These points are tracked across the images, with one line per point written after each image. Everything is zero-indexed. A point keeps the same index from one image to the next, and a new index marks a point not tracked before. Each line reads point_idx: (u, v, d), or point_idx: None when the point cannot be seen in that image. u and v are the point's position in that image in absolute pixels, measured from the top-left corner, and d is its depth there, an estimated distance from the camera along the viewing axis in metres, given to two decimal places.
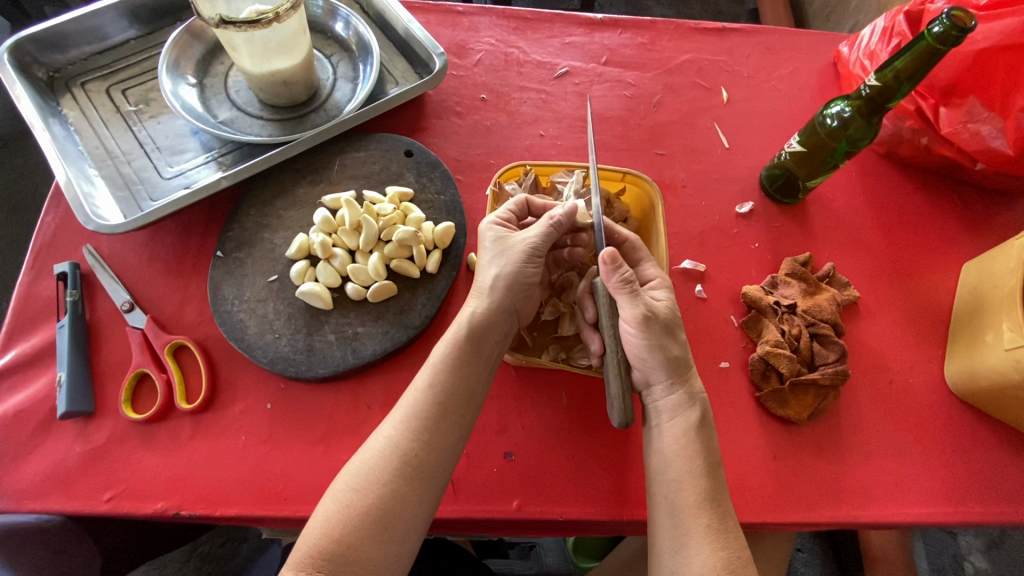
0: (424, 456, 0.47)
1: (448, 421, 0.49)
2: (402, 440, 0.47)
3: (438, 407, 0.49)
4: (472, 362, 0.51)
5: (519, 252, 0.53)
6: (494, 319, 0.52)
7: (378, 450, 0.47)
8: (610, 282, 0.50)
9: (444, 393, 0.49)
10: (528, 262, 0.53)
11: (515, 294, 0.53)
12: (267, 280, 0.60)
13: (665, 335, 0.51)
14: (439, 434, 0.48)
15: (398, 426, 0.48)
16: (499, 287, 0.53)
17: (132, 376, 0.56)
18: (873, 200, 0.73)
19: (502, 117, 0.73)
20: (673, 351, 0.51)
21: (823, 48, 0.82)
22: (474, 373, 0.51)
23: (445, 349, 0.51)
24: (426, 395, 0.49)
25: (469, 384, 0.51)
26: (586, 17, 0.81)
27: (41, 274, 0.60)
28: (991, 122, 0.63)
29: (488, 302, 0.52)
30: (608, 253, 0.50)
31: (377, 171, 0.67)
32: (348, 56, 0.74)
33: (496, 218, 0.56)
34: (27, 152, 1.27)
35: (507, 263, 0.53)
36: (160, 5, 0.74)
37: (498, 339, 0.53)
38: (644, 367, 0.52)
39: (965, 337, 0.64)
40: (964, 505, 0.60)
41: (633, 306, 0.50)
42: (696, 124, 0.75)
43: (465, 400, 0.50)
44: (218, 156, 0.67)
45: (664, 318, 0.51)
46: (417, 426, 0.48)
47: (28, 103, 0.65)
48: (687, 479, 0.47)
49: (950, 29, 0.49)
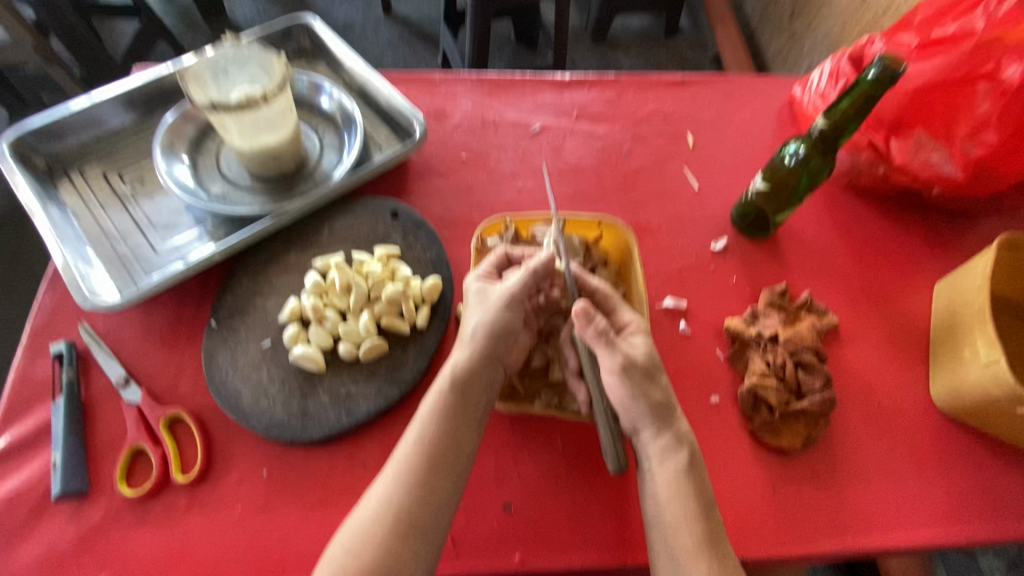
0: (418, 511, 0.47)
1: (441, 473, 0.49)
2: (394, 497, 0.48)
3: (428, 459, 0.49)
4: (461, 411, 0.52)
5: (497, 302, 0.56)
6: (478, 368, 0.54)
7: (372, 509, 0.47)
8: (586, 335, 0.53)
9: (434, 445, 0.50)
10: (507, 310, 0.55)
11: (497, 342, 0.55)
12: (261, 345, 0.61)
13: (644, 381, 0.52)
14: (432, 488, 0.48)
15: (391, 481, 0.49)
16: (483, 337, 0.54)
17: (128, 452, 0.56)
18: (842, 229, 0.76)
19: (482, 175, 0.77)
20: (655, 397, 0.51)
21: (778, 91, 0.87)
22: (464, 423, 0.52)
23: (433, 399, 0.52)
24: (416, 448, 0.50)
25: (458, 435, 0.51)
26: (556, 78, 0.87)
27: (37, 354, 0.61)
28: (939, 149, 0.67)
29: (474, 351, 0.54)
30: (579, 307, 0.52)
31: (365, 234, 0.70)
32: (333, 127, 0.79)
33: (479, 273, 0.59)
34: (23, 234, 1.31)
35: (486, 313, 0.55)
36: (154, 92, 0.79)
37: (484, 387, 0.54)
38: (629, 415, 0.53)
39: (946, 355, 0.65)
40: (967, 525, 0.60)
41: (612, 355, 0.52)
42: (666, 169, 0.80)
43: (456, 451, 0.51)
44: (211, 229, 0.70)
45: (643, 365, 0.52)
46: (409, 480, 0.48)
47: (28, 191, 0.68)
48: (684, 523, 0.47)
49: (882, 75, 0.53)
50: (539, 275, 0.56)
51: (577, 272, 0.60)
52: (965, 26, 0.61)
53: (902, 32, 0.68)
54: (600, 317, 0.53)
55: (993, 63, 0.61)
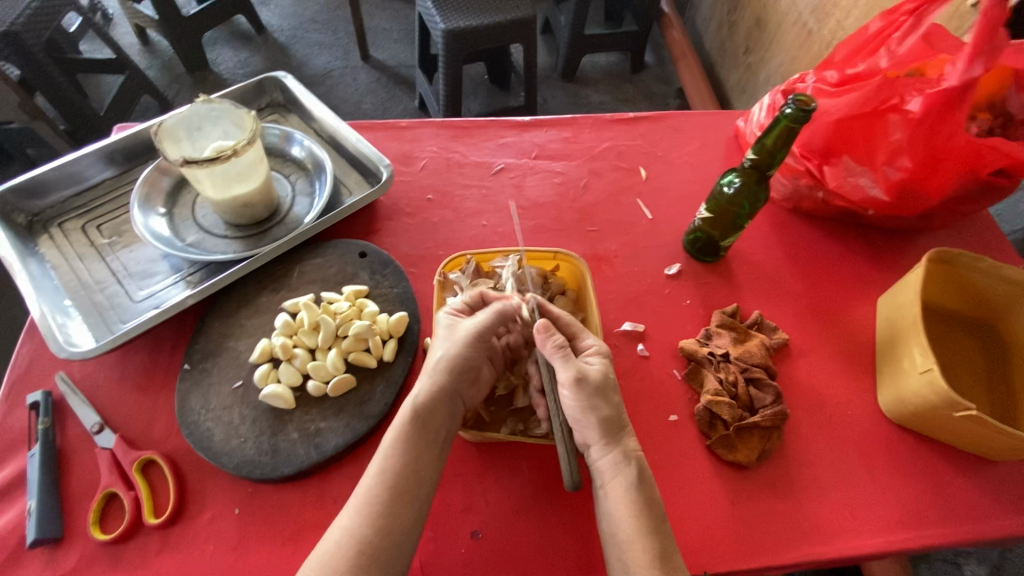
0: (381, 542, 0.49)
1: (402, 505, 0.51)
2: (357, 528, 0.49)
3: (390, 491, 0.51)
4: (421, 442, 0.54)
5: (466, 336, 0.58)
6: (438, 401, 0.56)
7: (336, 541, 0.49)
8: (546, 349, 0.56)
9: (395, 477, 0.52)
10: (472, 346, 0.58)
11: (457, 375, 0.58)
12: (232, 386, 0.64)
13: (597, 396, 0.54)
14: (393, 518, 0.50)
15: (354, 514, 0.50)
16: (444, 369, 0.57)
17: (101, 497, 0.57)
18: (788, 250, 0.81)
19: (447, 213, 0.81)
20: (605, 412, 0.54)
21: (724, 124, 0.94)
22: (424, 454, 0.54)
23: (394, 433, 0.55)
24: (379, 480, 0.52)
25: (418, 466, 0.53)
26: (517, 121, 0.92)
27: (14, 405, 0.63)
28: (865, 175, 0.73)
29: (434, 383, 0.56)
30: (540, 322, 0.57)
31: (334, 274, 0.73)
32: (305, 174, 0.83)
33: (450, 308, 0.62)
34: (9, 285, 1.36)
35: (451, 347, 0.58)
36: (133, 147, 0.83)
37: (444, 419, 0.56)
38: (581, 429, 0.55)
39: (889, 365, 0.69)
40: (920, 530, 0.62)
41: (567, 368, 0.55)
42: (621, 201, 0.84)
43: (417, 482, 0.53)
44: (186, 276, 0.73)
45: (597, 381, 0.55)
46: (372, 512, 0.50)
47: (8, 247, 0.71)
48: (636, 538, 0.49)
49: (798, 111, 0.58)
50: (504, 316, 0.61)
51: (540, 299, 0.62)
52: (871, 66, 0.69)
53: (826, 69, 0.75)
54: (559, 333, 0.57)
55: (898, 97, 0.66)
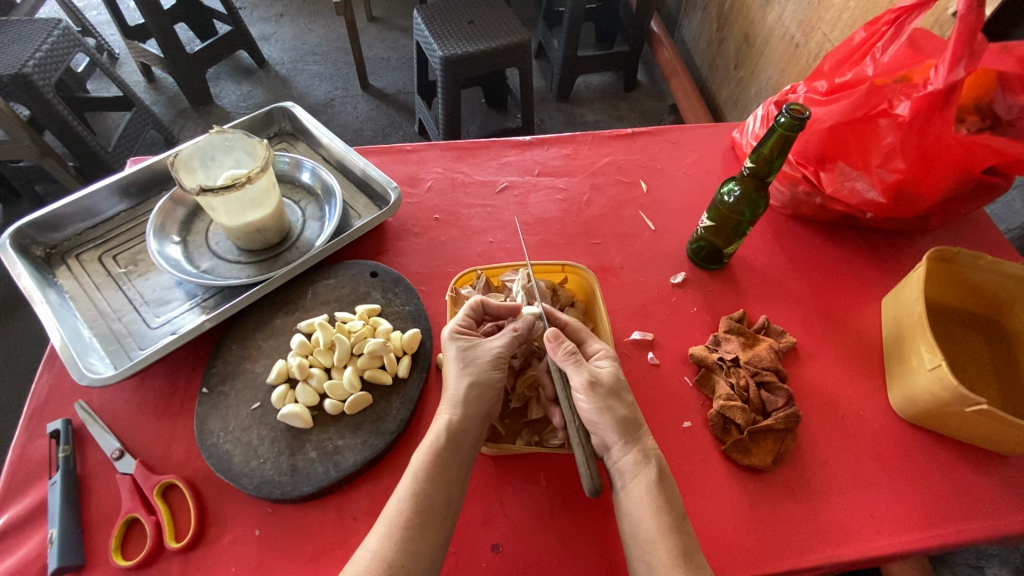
0: (411, 565, 0.49)
1: (431, 526, 0.52)
2: (387, 550, 0.49)
3: (419, 512, 0.52)
4: (450, 465, 0.55)
5: (485, 360, 0.60)
6: (467, 424, 0.57)
7: (364, 565, 0.49)
8: (557, 356, 0.58)
9: (427, 500, 0.52)
10: (494, 369, 0.60)
11: (483, 401, 0.58)
12: (250, 408, 0.64)
13: (610, 396, 0.56)
14: (424, 538, 0.51)
15: (384, 537, 0.50)
16: (469, 399, 0.58)
17: (122, 522, 0.57)
18: (790, 255, 0.82)
19: (455, 232, 0.83)
20: (621, 412, 0.55)
21: (720, 136, 0.96)
22: (454, 477, 0.55)
23: (424, 456, 0.55)
24: (409, 502, 0.52)
25: (450, 492, 0.54)
26: (518, 140, 0.95)
27: (34, 434, 0.64)
28: (861, 179, 0.74)
29: (460, 410, 0.57)
30: (551, 332, 0.58)
31: (347, 294, 0.75)
32: (314, 199, 0.85)
33: (454, 326, 0.63)
34: (27, 317, 1.42)
35: (477, 372, 0.59)
36: (147, 179, 0.85)
37: (473, 442, 0.57)
38: (599, 431, 0.56)
39: (897, 364, 0.70)
40: (940, 527, 0.62)
41: (579, 373, 0.56)
42: (624, 214, 0.86)
43: (447, 504, 0.53)
44: (201, 301, 0.74)
45: (609, 383, 0.57)
46: (400, 535, 0.50)
47: (28, 279, 0.72)
48: (658, 538, 0.50)
49: (792, 119, 0.60)
50: (522, 335, 0.62)
51: (548, 309, 0.65)
52: (858, 73, 0.72)
53: (816, 80, 0.78)
54: (568, 340, 0.59)
55: (886, 102, 0.68)
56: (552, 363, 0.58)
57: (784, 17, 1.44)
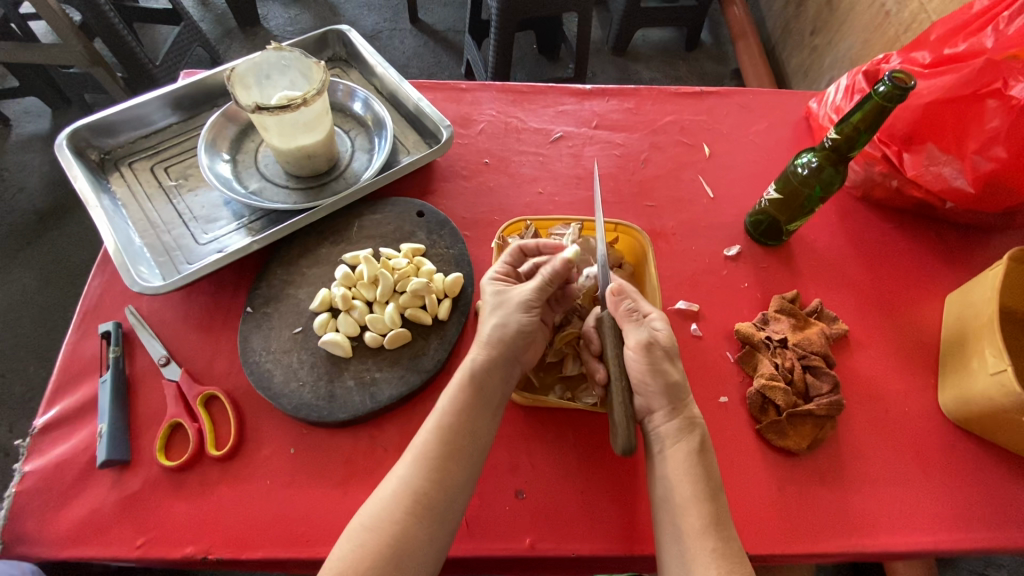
0: (434, 495, 0.50)
1: (456, 460, 0.52)
2: (413, 479, 0.51)
3: (444, 444, 0.52)
4: (478, 405, 0.55)
5: (515, 304, 0.58)
6: (496, 363, 0.56)
7: (391, 491, 0.50)
8: (615, 312, 0.56)
9: (452, 434, 0.53)
10: (523, 312, 0.58)
11: (512, 342, 0.57)
12: (292, 332, 0.65)
13: (666, 360, 0.54)
14: (451, 468, 0.52)
15: (410, 467, 0.51)
16: (499, 340, 0.57)
17: (167, 425, 0.60)
18: (854, 239, 0.78)
19: (504, 178, 0.81)
20: (673, 377, 0.54)
21: (794, 105, 0.90)
22: (481, 416, 0.55)
23: (452, 391, 0.55)
24: (435, 435, 0.53)
25: (474, 428, 0.54)
26: (578, 88, 0.90)
27: (86, 334, 0.66)
28: (950, 164, 0.69)
29: (490, 353, 0.56)
30: (613, 287, 0.56)
31: (392, 231, 0.74)
32: (364, 131, 0.83)
33: (494, 272, 0.62)
34: (80, 220, 1.47)
35: (506, 315, 0.58)
36: (199, 94, 0.84)
37: (500, 381, 0.57)
38: (645, 393, 0.55)
39: (954, 365, 0.66)
40: (973, 533, 0.60)
41: (637, 332, 0.54)
42: (681, 177, 0.82)
43: (472, 442, 0.53)
44: (247, 222, 0.75)
45: (665, 346, 0.55)
46: (427, 466, 0.51)
47: (84, 182, 0.73)
48: (691, 504, 0.50)
49: (892, 89, 0.55)
50: (553, 280, 0.58)
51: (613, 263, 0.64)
52: (974, 45, 0.64)
53: (918, 50, 0.72)
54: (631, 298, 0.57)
55: (1001, 81, 0.63)
56: (608, 319, 0.56)
57: None
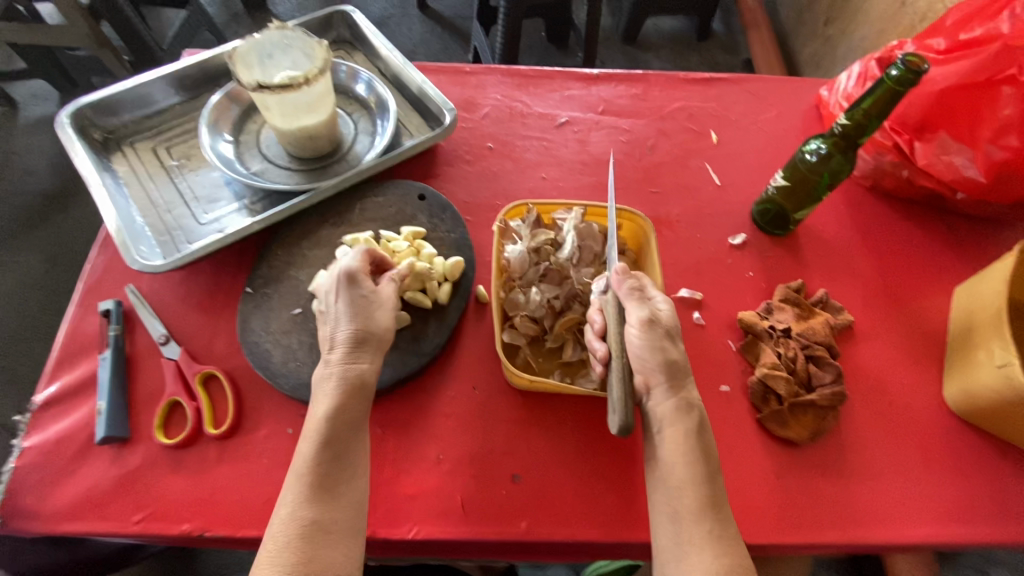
0: (336, 515, 0.48)
1: (346, 477, 0.50)
2: (305, 505, 0.47)
3: (318, 463, 0.49)
4: (348, 415, 0.51)
5: (386, 308, 0.58)
6: (365, 373, 0.54)
7: (286, 522, 0.46)
8: (619, 290, 0.56)
9: (332, 450, 0.50)
10: (387, 315, 0.57)
11: (377, 349, 0.56)
12: (292, 313, 0.65)
13: (665, 338, 0.54)
14: (329, 484, 0.49)
15: (294, 495, 0.48)
16: (366, 346, 0.54)
17: (166, 403, 0.60)
18: (862, 230, 0.77)
19: (507, 163, 0.80)
20: (672, 356, 0.53)
21: (805, 93, 0.88)
22: (352, 426, 0.52)
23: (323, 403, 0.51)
24: (315, 456, 0.49)
25: (350, 440, 0.51)
26: (584, 73, 0.89)
27: (88, 312, 0.66)
28: (962, 153, 0.68)
29: (362, 360, 0.54)
30: (619, 266, 0.57)
31: (394, 214, 0.73)
32: (367, 113, 0.83)
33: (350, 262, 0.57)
34: (86, 203, 1.48)
35: (379, 320, 0.56)
36: (202, 74, 0.84)
37: (369, 387, 0.54)
38: (644, 370, 0.54)
39: (961, 358, 0.65)
40: (975, 527, 0.59)
41: (641, 309, 0.54)
42: (688, 164, 0.81)
43: (351, 455, 0.51)
44: (249, 204, 0.74)
45: (666, 325, 0.55)
46: (315, 490, 0.48)
47: (86, 160, 0.73)
48: (689, 486, 0.49)
49: (905, 72, 0.54)
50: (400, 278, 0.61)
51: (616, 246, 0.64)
52: (990, 30, 0.63)
53: (932, 36, 0.70)
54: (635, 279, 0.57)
55: (1017, 67, 0.61)
56: (613, 297, 0.57)
57: None
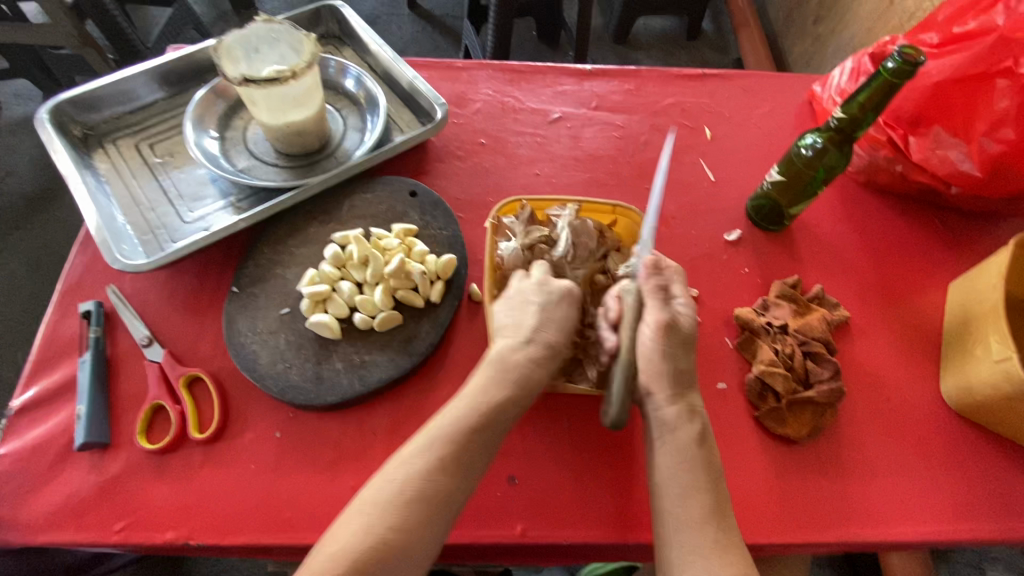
0: (436, 493, 0.48)
1: (467, 454, 0.50)
2: (418, 477, 0.48)
3: (454, 447, 0.49)
4: (506, 397, 0.52)
5: (562, 301, 0.58)
6: (537, 362, 0.54)
7: (393, 488, 0.47)
8: (644, 285, 0.55)
9: (465, 426, 0.50)
10: (571, 309, 0.58)
11: (561, 341, 0.56)
12: (279, 312, 0.63)
13: (680, 347, 0.54)
14: (464, 464, 0.49)
15: (416, 457, 0.49)
16: (546, 335, 0.55)
17: (149, 407, 0.58)
18: (857, 225, 0.76)
19: (500, 159, 0.79)
20: (682, 365, 0.53)
21: (798, 88, 0.88)
22: (507, 408, 0.52)
23: (478, 380, 0.54)
24: (448, 427, 0.50)
25: (497, 418, 0.52)
26: (577, 69, 0.88)
27: (67, 313, 0.64)
28: (957, 147, 0.67)
29: (535, 348, 0.55)
30: (648, 261, 0.57)
31: (384, 211, 0.72)
32: (357, 109, 0.81)
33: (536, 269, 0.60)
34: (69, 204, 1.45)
35: (557, 313, 0.57)
36: (186, 69, 0.81)
37: (545, 376, 0.55)
38: (649, 375, 0.53)
39: (958, 353, 0.65)
40: (974, 523, 0.59)
41: (660, 312, 0.53)
42: (682, 160, 0.80)
43: (490, 435, 0.51)
44: (235, 201, 0.72)
45: (684, 333, 0.54)
46: (436, 462, 0.48)
47: (66, 157, 0.71)
48: (691, 494, 0.49)
49: (903, 64, 0.53)
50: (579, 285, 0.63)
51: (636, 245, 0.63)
52: (983, 23, 0.62)
53: (926, 31, 0.70)
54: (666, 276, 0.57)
55: (1012, 59, 0.61)
56: (636, 291, 0.55)
57: None
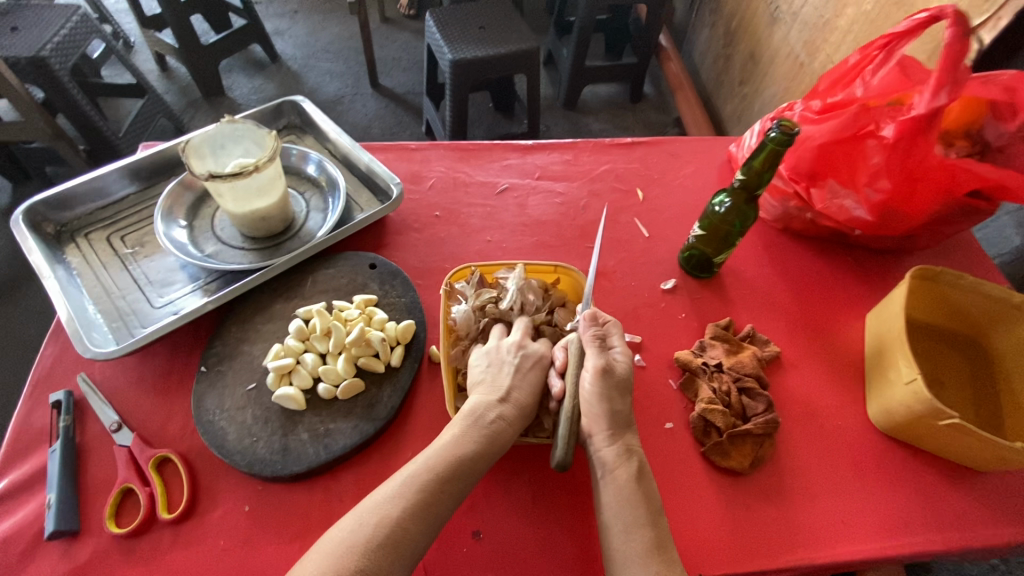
0: (410, 528, 0.50)
1: (444, 494, 0.53)
2: (394, 512, 0.50)
3: (432, 484, 0.53)
4: (484, 447, 0.57)
5: (535, 369, 0.65)
6: (508, 421, 0.59)
7: (370, 522, 0.49)
8: (584, 334, 0.61)
9: (442, 470, 0.54)
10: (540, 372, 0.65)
11: (530, 403, 0.62)
12: (246, 388, 0.66)
13: (616, 391, 0.58)
14: (433, 512, 0.52)
15: (390, 496, 0.51)
16: (519, 398, 0.61)
17: (117, 492, 0.59)
18: (779, 268, 0.84)
19: (454, 230, 0.85)
20: (617, 407, 0.58)
21: (718, 149, 0.98)
22: (484, 458, 0.56)
23: (454, 430, 0.58)
24: (425, 470, 0.53)
25: (469, 463, 0.55)
26: (520, 144, 0.97)
27: (36, 404, 0.66)
28: (849, 197, 0.77)
29: (510, 410, 0.60)
30: (587, 314, 0.63)
31: (346, 284, 0.77)
32: (319, 191, 0.88)
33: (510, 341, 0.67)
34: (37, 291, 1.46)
35: (530, 379, 0.63)
36: (157, 164, 0.88)
37: (513, 431, 0.59)
38: (590, 417, 0.59)
39: (878, 377, 0.71)
40: (910, 537, 0.63)
41: (597, 357, 0.58)
42: (619, 220, 0.89)
43: (460, 483, 0.54)
44: (204, 284, 0.77)
45: (620, 376, 0.59)
46: (410, 500, 0.51)
47: (39, 254, 0.74)
48: (634, 530, 0.52)
49: (782, 135, 0.62)
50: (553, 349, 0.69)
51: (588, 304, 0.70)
52: (848, 94, 0.75)
53: (811, 99, 0.80)
54: (602, 330, 0.62)
55: (874, 124, 0.72)
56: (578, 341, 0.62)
57: (789, 37, 1.47)
